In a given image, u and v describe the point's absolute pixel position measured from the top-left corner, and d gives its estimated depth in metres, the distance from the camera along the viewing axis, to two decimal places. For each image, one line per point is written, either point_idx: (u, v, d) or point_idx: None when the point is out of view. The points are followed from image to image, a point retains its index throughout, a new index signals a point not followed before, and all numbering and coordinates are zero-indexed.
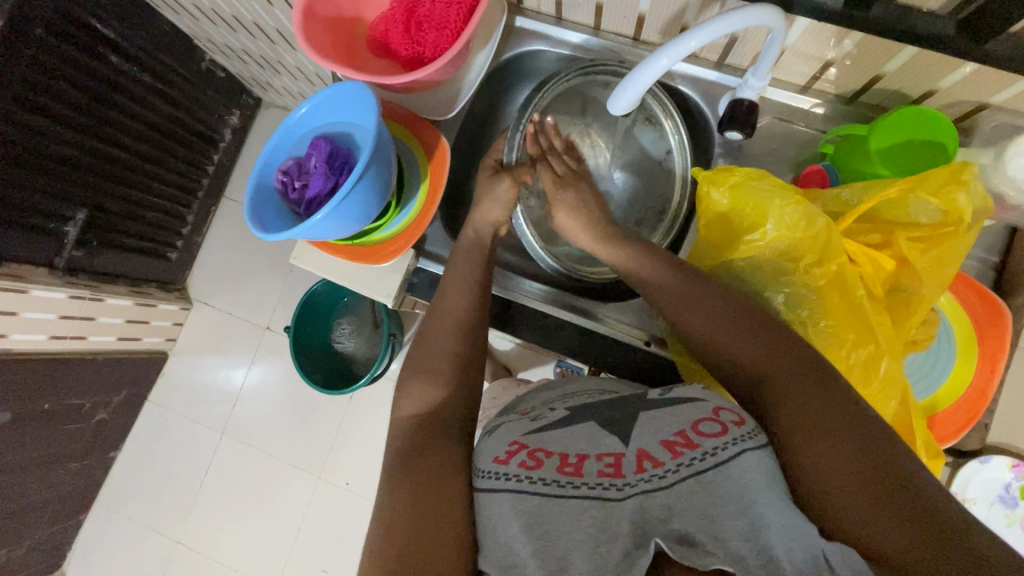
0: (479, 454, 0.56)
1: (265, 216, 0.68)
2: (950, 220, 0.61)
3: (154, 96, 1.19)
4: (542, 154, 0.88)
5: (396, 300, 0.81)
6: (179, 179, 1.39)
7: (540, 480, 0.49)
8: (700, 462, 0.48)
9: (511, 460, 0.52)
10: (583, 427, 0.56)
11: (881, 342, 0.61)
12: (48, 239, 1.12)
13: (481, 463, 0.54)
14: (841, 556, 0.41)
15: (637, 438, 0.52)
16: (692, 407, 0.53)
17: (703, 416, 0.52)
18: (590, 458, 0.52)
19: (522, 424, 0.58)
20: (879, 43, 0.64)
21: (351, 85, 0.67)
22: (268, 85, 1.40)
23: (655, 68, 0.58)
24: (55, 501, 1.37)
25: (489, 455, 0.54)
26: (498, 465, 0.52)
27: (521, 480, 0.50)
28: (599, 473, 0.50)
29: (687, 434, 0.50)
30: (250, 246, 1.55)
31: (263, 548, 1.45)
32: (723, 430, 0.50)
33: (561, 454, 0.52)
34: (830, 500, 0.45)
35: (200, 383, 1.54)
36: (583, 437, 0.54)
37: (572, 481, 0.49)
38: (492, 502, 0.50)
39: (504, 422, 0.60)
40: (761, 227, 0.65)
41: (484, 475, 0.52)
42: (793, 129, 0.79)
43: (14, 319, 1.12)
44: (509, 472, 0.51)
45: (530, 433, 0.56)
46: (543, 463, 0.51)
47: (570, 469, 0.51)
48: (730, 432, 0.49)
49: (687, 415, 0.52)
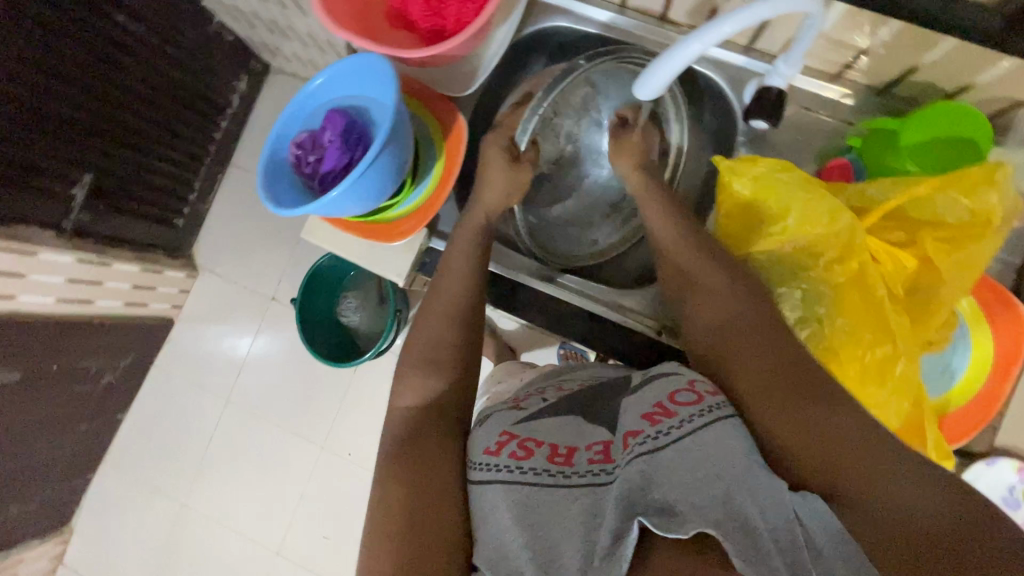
0: (472, 444, 0.56)
1: (279, 190, 0.67)
2: (977, 221, 0.60)
3: (160, 57, 1.16)
4: (542, 116, 0.81)
5: (406, 280, 0.81)
6: (186, 145, 1.37)
7: (530, 471, 0.50)
8: (676, 429, 0.48)
9: (501, 451, 0.52)
10: (568, 420, 0.56)
11: (899, 344, 0.60)
12: (56, 201, 1.11)
13: (474, 454, 0.54)
14: (809, 511, 0.43)
15: (621, 419, 0.52)
16: (665, 380, 0.54)
17: (678, 386, 0.52)
18: (579, 450, 0.52)
19: (511, 414, 0.58)
20: (917, 34, 0.61)
21: (370, 58, 0.65)
22: (277, 50, 1.37)
23: (686, 53, 0.56)
24: (64, 460, 1.40)
25: (479, 447, 0.54)
26: (489, 456, 0.52)
27: (512, 471, 0.50)
28: (589, 461, 0.50)
29: (665, 404, 0.51)
30: (257, 216, 1.54)
31: (267, 513, 1.49)
32: (697, 399, 0.50)
33: (552, 444, 0.53)
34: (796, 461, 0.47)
35: (205, 350, 1.55)
36: (571, 429, 0.54)
37: (562, 470, 0.50)
38: (485, 494, 0.50)
39: (496, 410, 0.60)
40: (782, 220, 0.65)
41: (477, 467, 0.52)
42: (821, 120, 0.76)
43: (23, 281, 1.11)
44: (501, 464, 0.51)
45: (518, 421, 0.56)
46: (533, 453, 0.51)
47: (560, 459, 0.51)
48: (705, 400, 0.50)
49: (663, 386, 0.53)
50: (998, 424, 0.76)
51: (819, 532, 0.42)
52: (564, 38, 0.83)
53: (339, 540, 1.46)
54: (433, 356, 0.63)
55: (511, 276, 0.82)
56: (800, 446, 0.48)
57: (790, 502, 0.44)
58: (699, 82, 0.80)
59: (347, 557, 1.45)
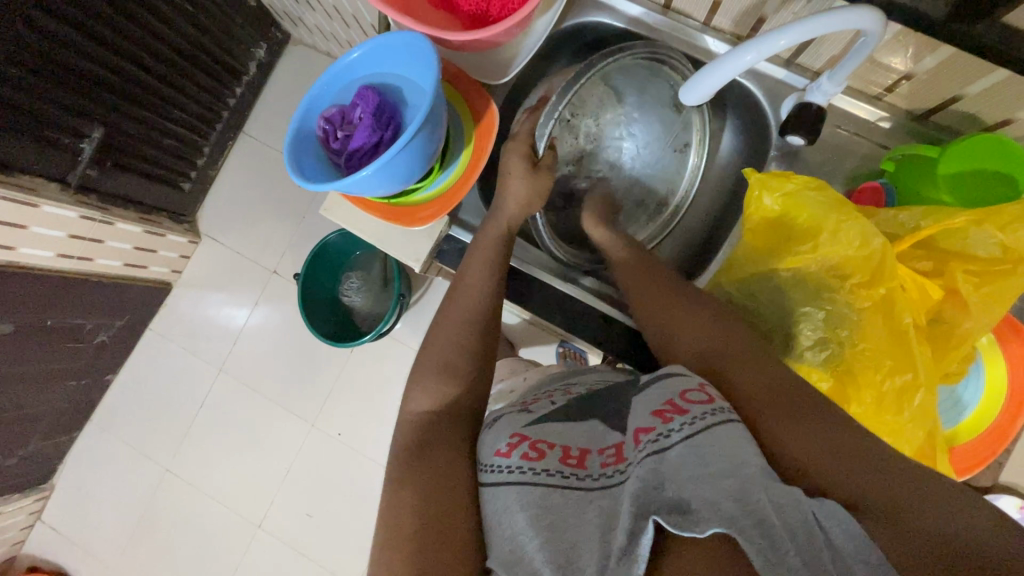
0: (482, 446, 0.57)
1: (304, 162, 0.66)
2: (1008, 257, 0.59)
3: (181, 16, 1.13)
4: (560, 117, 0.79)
5: (422, 266, 0.80)
6: (199, 108, 1.34)
7: (543, 472, 0.51)
8: (690, 426, 0.49)
9: (512, 453, 0.53)
10: (584, 424, 0.57)
11: (920, 374, 0.60)
12: (63, 153, 1.09)
13: (484, 455, 0.55)
14: (828, 513, 0.44)
15: (632, 418, 0.54)
16: (676, 379, 0.56)
17: (688, 387, 0.54)
18: (591, 453, 0.53)
19: (521, 417, 0.59)
20: (966, 63, 0.60)
21: (409, 36, 0.63)
22: (300, 20, 1.35)
23: (737, 63, 0.55)
24: (51, 416, 1.39)
25: (490, 449, 0.55)
26: (500, 458, 0.53)
27: (525, 471, 0.51)
28: (602, 465, 0.52)
29: (675, 402, 0.52)
30: (265, 188, 1.52)
31: (251, 486, 1.48)
32: (708, 399, 0.52)
33: (563, 447, 0.54)
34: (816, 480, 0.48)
35: (202, 318, 1.53)
36: (584, 432, 0.56)
37: (575, 473, 0.51)
38: (498, 496, 0.51)
39: (506, 414, 0.61)
40: (813, 239, 0.64)
41: (488, 470, 0.53)
42: (855, 142, 0.75)
43: (23, 233, 1.09)
44: (512, 465, 0.52)
45: (531, 424, 0.57)
46: (546, 454, 0.53)
47: (573, 461, 0.52)
48: (715, 401, 0.52)
49: (674, 386, 0.55)
50: (1003, 460, 0.76)
51: (840, 534, 0.43)
52: (603, 34, 0.81)
53: (322, 519, 1.45)
54: None
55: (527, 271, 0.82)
56: (817, 461, 0.49)
57: (807, 506, 0.44)
58: (734, 93, 0.79)
59: (328, 535, 1.45)
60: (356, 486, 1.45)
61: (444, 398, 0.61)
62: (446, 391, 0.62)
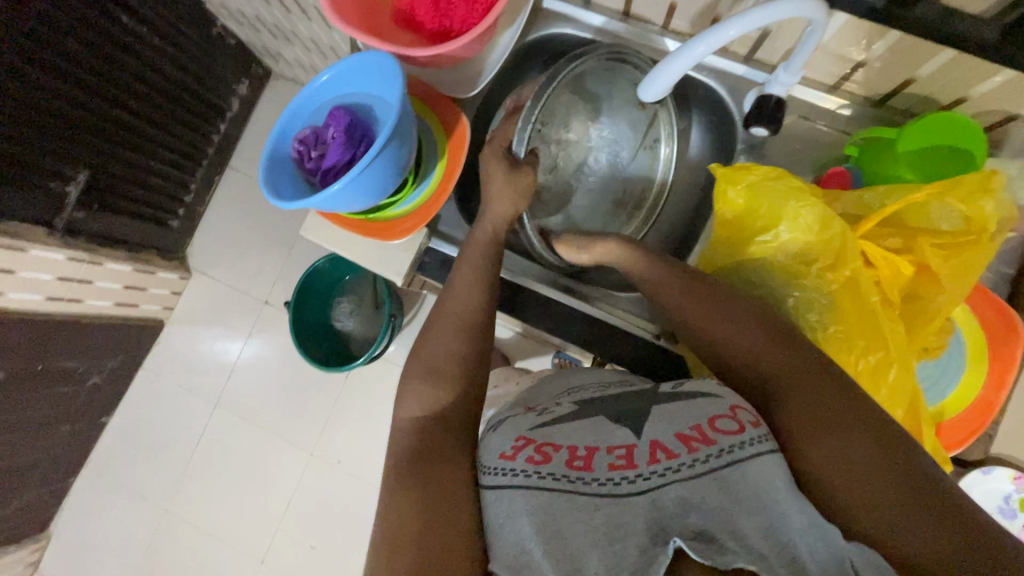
0: (487, 451, 0.57)
1: (280, 184, 0.67)
2: (972, 228, 0.60)
3: (162, 58, 1.16)
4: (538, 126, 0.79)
5: (405, 280, 0.81)
6: (184, 145, 1.36)
7: (548, 476, 0.51)
8: (716, 459, 0.50)
9: (517, 456, 0.54)
10: (593, 421, 0.58)
11: (891, 350, 0.62)
12: (49, 198, 1.10)
13: (487, 459, 0.55)
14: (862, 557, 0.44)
15: (651, 429, 0.54)
16: (709, 401, 0.55)
17: (720, 412, 0.54)
18: (599, 452, 0.53)
19: (527, 419, 0.60)
20: (914, 45, 0.63)
21: (374, 55, 0.65)
22: (279, 55, 1.38)
23: (690, 58, 0.56)
24: (46, 463, 1.37)
25: (494, 452, 0.56)
26: (504, 461, 0.54)
27: (530, 475, 0.51)
28: (610, 466, 0.52)
29: (703, 429, 0.52)
30: (252, 220, 1.54)
31: (253, 520, 1.46)
32: (739, 428, 0.52)
33: (569, 449, 0.54)
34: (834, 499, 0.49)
35: (196, 354, 1.53)
36: (593, 430, 0.56)
37: (582, 476, 0.51)
38: (501, 500, 0.51)
39: (509, 417, 0.62)
40: (775, 227, 0.65)
41: (490, 472, 0.53)
42: (818, 131, 0.78)
43: (12, 278, 1.10)
44: (517, 468, 0.52)
45: (535, 428, 0.58)
46: (551, 458, 0.53)
47: (579, 463, 0.52)
48: (747, 431, 0.52)
49: (706, 409, 0.54)
50: (992, 432, 0.76)
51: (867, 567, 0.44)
52: (568, 45, 0.84)
53: (326, 550, 1.43)
54: (436, 367, 0.62)
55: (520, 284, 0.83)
56: (844, 482, 0.49)
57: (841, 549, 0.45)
58: (698, 92, 0.81)
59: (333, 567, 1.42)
60: (358, 514, 1.43)
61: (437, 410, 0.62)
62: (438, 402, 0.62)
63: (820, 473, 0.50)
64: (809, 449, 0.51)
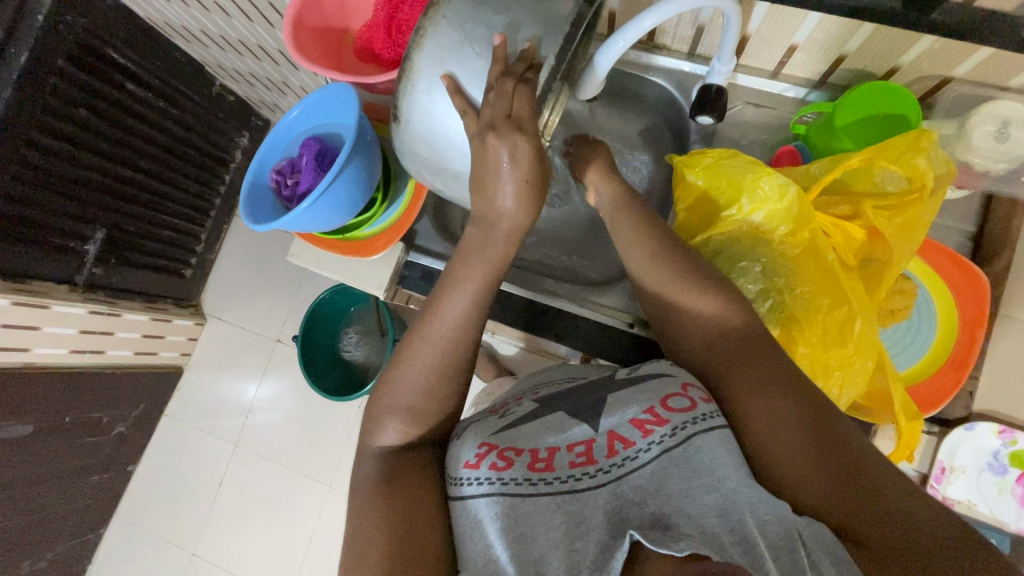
0: (450, 458, 0.55)
1: (258, 211, 0.73)
2: (915, 187, 0.63)
3: (166, 119, 1.25)
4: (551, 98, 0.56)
5: (388, 292, 0.86)
6: (192, 198, 1.44)
7: (511, 481, 0.51)
8: (670, 438, 0.51)
9: (481, 464, 0.52)
10: (551, 419, 0.57)
11: (853, 304, 0.62)
12: (70, 257, 1.18)
13: (452, 469, 0.54)
14: (811, 533, 0.45)
15: (608, 416, 0.55)
16: (661, 382, 0.56)
17: (672, 391, 0.54)
18: (560, 450, 0.53)
19: (491, 423, 0.58)
20: (839, 24, 0.66)
21: (339, 88, 0.71)
22: (277, 105, 1.46)
23: (613, 52, 0.58)
24: (76, 513, 1.42)
25: (458, 461, 0.53)
26: (468, 470, 0.52)
27: (493, 483, 0.51)
28: (571, 464, 0.52)
29: (657, 411, 0.53)
30: (259, 263, 1.60)
31: (276, 557, 1.48)
32: (691, 406, 0.53)
33: (531, 451, 0.53)
34: (767, 458, 0.51)
35: (214, 397, 1.58)
36: (551, 428, 0.55)
37: (543, 477, 0.51)
38: (463, 513, 0.51)
39: (472, 424, 0.59)
40: (737, 200, 0.67)
41: (458, 484, 0.52)
42: (769, 115, 0.81)
43: (36, 333, 1.17)
44: (482, 477, 0.51)
45: (498, 432, 0.56)
46: (513, 462, 0.52)
47: (541, 465, 0.52)
48: (698, 407, 0.53)
49: (654, 391, 0.55)
50: (973, 388, 0.77)
51: (822, 556, 0.43)
52: None
53: None
54: None
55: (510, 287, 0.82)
56: (780, 447, 0.51)
57: (793, 524, 0.45)
58: (651, 92, 0.85)
59: None
60: None
61: None
62: None
63: (759, 439, 0.52)
64: (754, 414, 0.53)
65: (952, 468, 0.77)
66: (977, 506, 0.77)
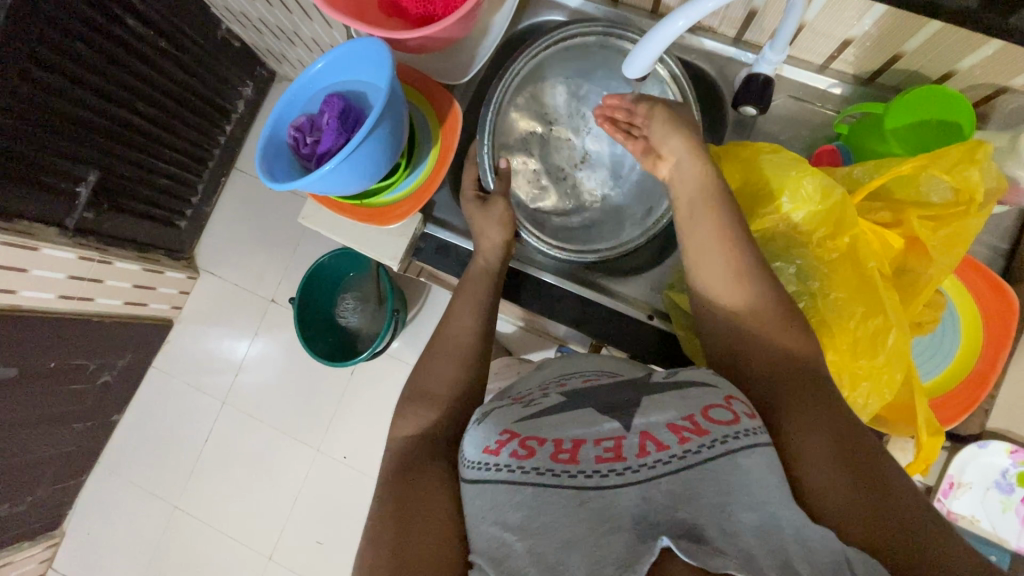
0: (468, 442, 0.54)
1: (276, 170, 0.68)
2: (961, 200, 0.62)
3: (166, 60, 1.17)
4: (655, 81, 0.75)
5: (401, 264, 0.83)
6: (190, 146, 1.37)
7: (531, 471, 0.49)
8: (708, 450, 0.48)
9: (501, 451, 0.51)
10: (580, 413, 0.55)
11: (890, 315, 0.61)
12: (59, 198, 1.12)
13: (470, 452, 0.53)
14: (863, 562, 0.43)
15: (642, 415, 0.52)
16: (703, 392, 0.54)
17: (715, 402, 0.52)
18: (586, 444, 0.51)
19: (514, 410, 0.56)
20: (902, 21, 0.63)
21: (368, 43, 0.66)
22: (283, 56, 1.38)
23: (671, 30, 0.55)
24: (58, 460, 1.40)
25: (478, 444, 0.52)
26: (488, 455, 0.51)
27: (513, 471, 0.49)
28: (597, 459, 0.50)
29: (697, 420, 0.51)
30: (257, 220, 1.55)
31: (260, 516, 1.47)
32: (734, 419, 0.51)
33: (555, 440, 0.51)
34: (816, 475, 0.49)
35: (204, 353, 1.55)
36: (577, 421, 0.53)
37: (568, 470, 0.49)
38: (482, 494, 0.50)
39: (495, 407, 0.58)
40: (777, 200, 0.66)
41: (474, 466, 0.51)
42: (811, 110, 0.78)
43: (23, 276, 1.12)
44: (502, 464, 0.50)
45: (521, 420, 0.54)
46: (535, 452, 0.50)
47: (565, 456, 0.50)
48: (741, 422, 0.50)
49: (698, 399, 0.53)
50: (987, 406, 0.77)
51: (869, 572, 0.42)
52: None
53: (333, 545, 1.43)
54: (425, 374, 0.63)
55: (523, 269, 0.82)
56: (824, 466, 0.49)
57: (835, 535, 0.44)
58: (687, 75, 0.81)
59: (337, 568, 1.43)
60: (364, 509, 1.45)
61: (425, 427, 0.62)
62: (427, 417, 0.63)
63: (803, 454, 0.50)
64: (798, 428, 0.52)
65: (960, 483, 0.82)
66: (981, 522, 0.83)
